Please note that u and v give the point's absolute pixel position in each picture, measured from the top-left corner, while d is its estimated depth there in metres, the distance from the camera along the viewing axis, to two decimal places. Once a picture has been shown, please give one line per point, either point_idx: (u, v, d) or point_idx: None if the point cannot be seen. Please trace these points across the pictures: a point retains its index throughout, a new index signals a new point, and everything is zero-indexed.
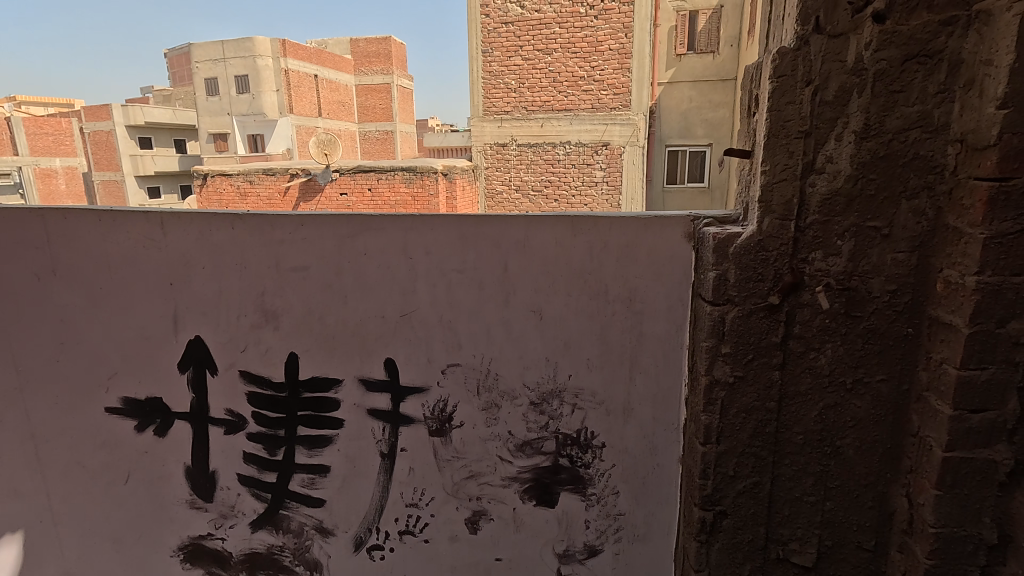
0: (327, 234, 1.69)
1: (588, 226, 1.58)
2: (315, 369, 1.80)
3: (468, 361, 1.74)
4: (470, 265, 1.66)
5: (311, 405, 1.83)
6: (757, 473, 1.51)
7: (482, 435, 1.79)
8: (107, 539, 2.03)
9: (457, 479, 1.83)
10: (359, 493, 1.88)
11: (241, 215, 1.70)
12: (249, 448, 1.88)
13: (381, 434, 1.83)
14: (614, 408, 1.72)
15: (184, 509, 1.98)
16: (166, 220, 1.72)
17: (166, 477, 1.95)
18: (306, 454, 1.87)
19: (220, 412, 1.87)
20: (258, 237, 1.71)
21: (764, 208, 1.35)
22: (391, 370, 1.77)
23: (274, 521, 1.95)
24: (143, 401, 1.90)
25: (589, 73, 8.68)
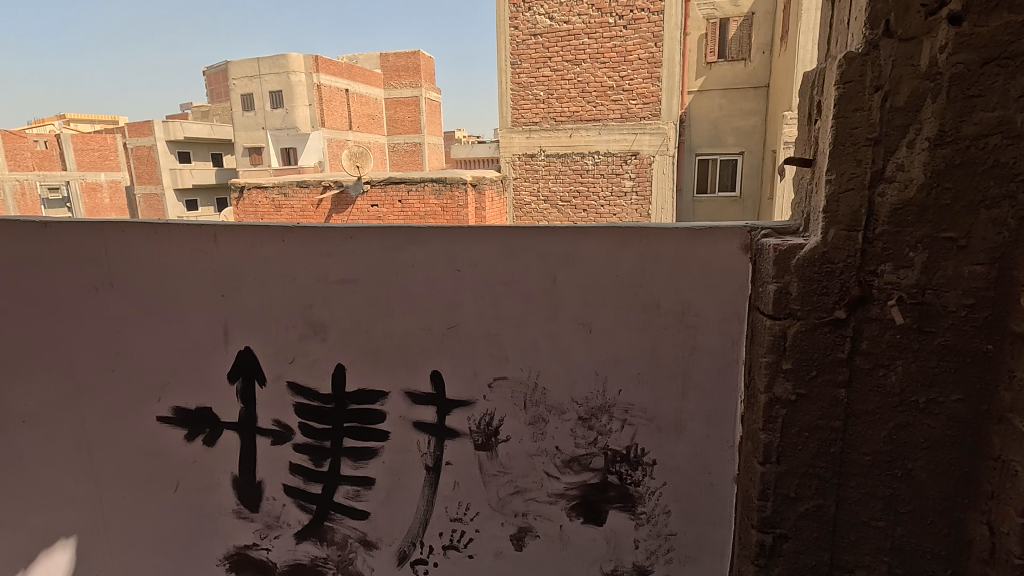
0: (374, 247, 1.69)
1: (639, 238, 1.55)
2: (361, 381, 1.80)
3: (515, 375, 1.71)
4: (517, 278, 1.64)
5: (357, 417, 1.83)
6: (821, 496, 1.44)
7: (529, 450, 1.76)
8: (156, 546, 2.06)
9: (502, 494, 1.81)
10: (404, 507, 1.87)
11: (290, 227, 1.71)
12: (295, 459, 1.89)
13: (426, 447, 1.81)
14: (665, 424, 1.67)
15: (230, 519, 1.99)
16: (217, 233, 1.75)
17: (214, 486, 1.97)
18: (351, 466, 1.87)
19: (268, 423, 1.89)
20: (307, 250, 1.72)
21: (829, 219, 1.30)
22: (437, 383, 1.76)
23: (319, 532, 1.95)
24: (193, 410, 1.92)
25: (618, 83, 8.65)
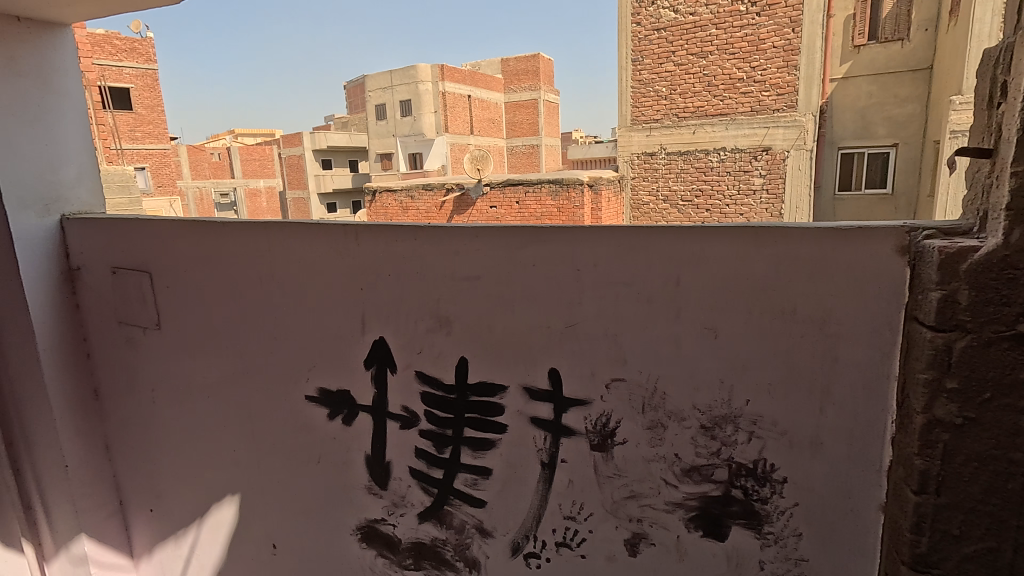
0: (499, 246, 1.76)
1: (774, 238, 1.45)
2: (482, 375, 1.88)
3: (634, 377, 1.68)
4: (639, 278, 1.61)
5: (478, 409, 1.91)
6: (993, 537, 1.27)
7: (646, 456, 1.72)
8: (301, 510, 2.33)
9: (617, 498, 1.79)
10: (519, 499, 1.92)
11: (422, 226, 1.83)
12: (420, 444, 2.02)
13: (543, 443, 1.85)
14: (799, 440, 1.54)
15: (363, 493, 2.18)
16: (360, 232, 1.92)
17: (350, 462, 2.17)
18: (471, 455, 1.96)
19: (397, 408, 2.03)
20: (436, 248, 1.83)
21: (1013, 218, 1.13)
22: (554, 380, 1.78)
23: (439, 515, 2.07)
24: (334, 392, 2.13)
25: (748, 75, 8.14)
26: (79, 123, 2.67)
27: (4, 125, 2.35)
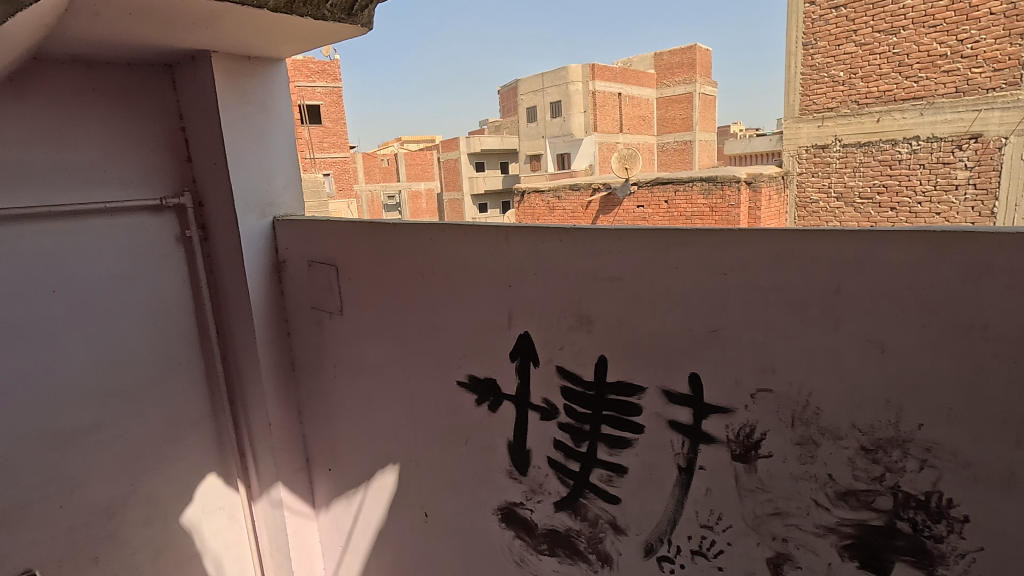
0: (642, 248, 1.77)
1: (961, 244, 1.28)
2: (621, 374, 1.91)
3: (782, 389, 1.60)
4: (792, 285, 1.53)
5: (615, 407, 1.95)
6: None
7: (794, 472, 1.63)
8: (450, 485, 2.56)
9: (760, 513, 1.71)
10: (653, 501, 1.92)
11: (567, 228, 1.91)
12: (558, 436, 2.12)
13: (680, 447, 1.83)
14: (986, 476, 1.35)
15: (504, 477, 2.34)
16: (509, 233, 2.06)
17: (494, 447, 2.34)
18: (607, 452, 2.01)
19: (538, 400, 2.15)
20: (580, 249, 1.90)
21: None
22: (695, 385, 1.76)
23: (574, 507, 2.15)
24: (482, 380, 2.32)
25: (953, 50, 6.96)
26: (286, 140, 3.19)
27: (237, 145, 2.94)
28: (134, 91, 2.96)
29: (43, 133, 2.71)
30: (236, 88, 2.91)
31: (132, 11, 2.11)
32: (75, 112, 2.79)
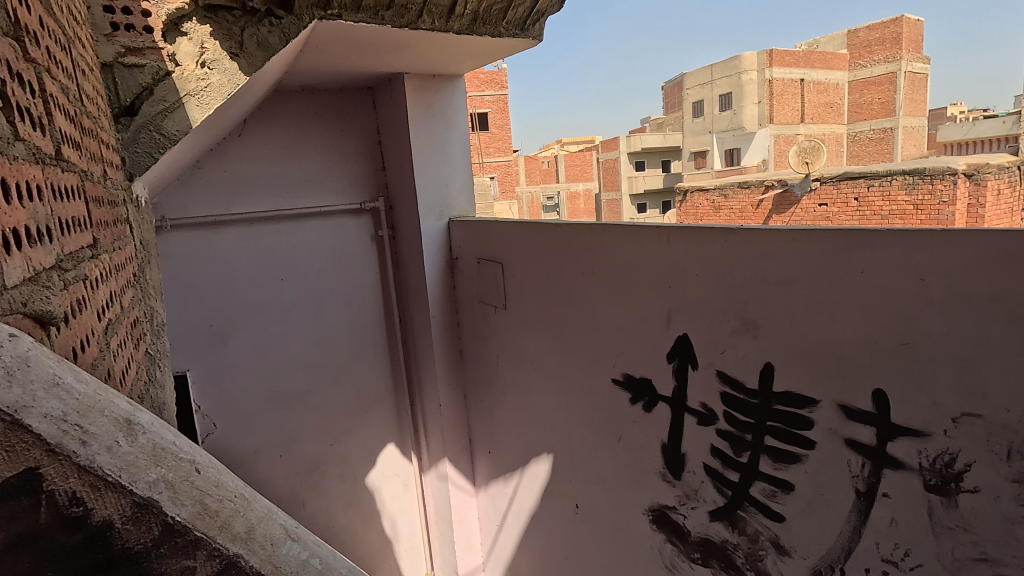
0: (820, 249, 1.63)
1: None
2: (791, 384, 1.76)
3: (996, 415, 1.37)
4: (1014, 294, 1.30)
5: (782, 419, 1.81)
6: None
7: (1008, 514, 1.39)
8: (603, 480, 2.62)
9: (959, 555, 1.48)
10: (824, 525, 1.76)
11: (734, 228, 1.83)
12: (716, 443, 2.03)
13: (859, 469, 1.64)
14: None
15: (658, 479, 2.33)
16: (672, 233, 2.03)
17: (648, 447, 2.34)
18: (770, 466, 1.87)
19: (695, 404, 2.09)
20: (748, 250, 1.80)
21: None
22: (880, 403, 1.56)
23: (731, 519, 2.05)
24: (637, 379, 2.32)
25: None
26: (462, 148, 3.51)
27: (422, 154, 3.33)
28: (344, 111, 3.50)
29: (279, 151, 3.34)
30: (422, 104, 3.29)
31: (347, 45, 2.52)
32: (302, 132, 3.39)
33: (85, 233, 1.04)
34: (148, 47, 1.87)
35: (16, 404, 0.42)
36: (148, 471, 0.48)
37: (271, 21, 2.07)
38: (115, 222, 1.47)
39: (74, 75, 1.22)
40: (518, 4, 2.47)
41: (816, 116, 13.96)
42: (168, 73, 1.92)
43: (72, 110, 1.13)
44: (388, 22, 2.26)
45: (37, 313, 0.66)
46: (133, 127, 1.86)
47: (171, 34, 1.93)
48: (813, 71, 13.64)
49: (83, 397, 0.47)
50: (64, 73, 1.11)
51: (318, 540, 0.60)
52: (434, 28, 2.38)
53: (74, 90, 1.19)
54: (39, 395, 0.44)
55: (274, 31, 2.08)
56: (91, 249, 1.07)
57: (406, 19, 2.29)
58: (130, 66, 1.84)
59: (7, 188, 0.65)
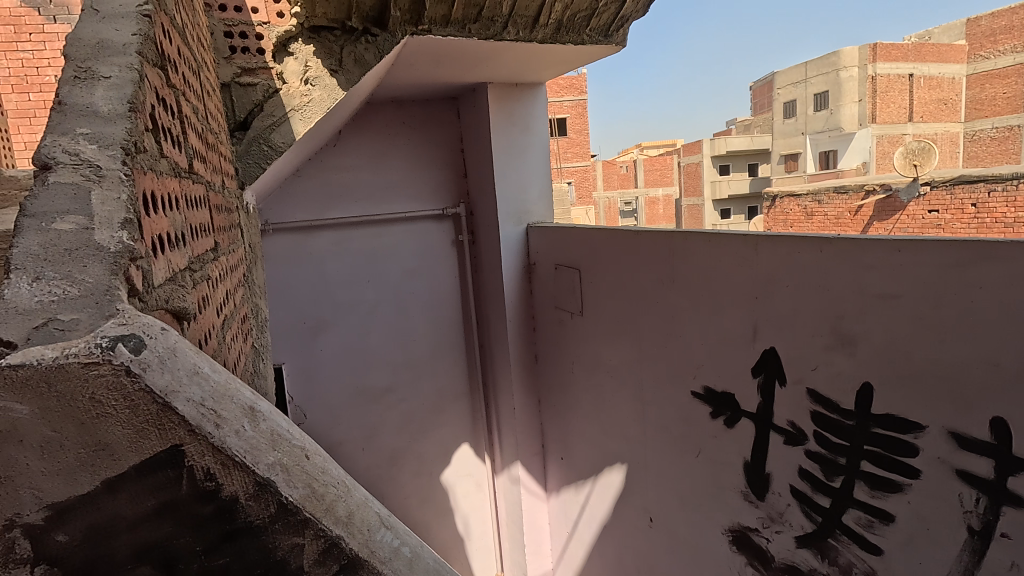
0: (929, 261, 1.50)
1: None
2: (892, 406, 1.63)
3: None
4: None
5: (882, 443, 1.68)
6: None
7: None
8: (679, 494, 2.54)
9: None
10: (929, 564, 1.61)
11: (831, 237, 1.72)
12: (805, 465, 1.92)
13: (973, 505, 1.49)
14: None
15: (738, 498, 2.22)
16: (760, 241, 1.94)
17: (729, 463, 2.24)
18: (867, 493, 1.74)
19: (783, 422, 1.98)
20: (845, 260, 1.69)
21: None
22: (999, 432, 1.41)
23: (821, 547, 1.92)
24: (718, 393, 2.23)
25: None
26: (541, 155, 3.55)
27: (503, 161, 3.40)
28: (429, 120, 3.65)
29: (369, 159, 3.54)
30: (504, 112, 3.36)
31: (435, 58, 2.63)
32: (390, 142, 3.56)
33: (208, 237, 1.16)
34: (260, 67, 2.07)
35: (166, 388, 0.48)
36: (268, 454, 0.53)
37: (368, 38, 2.20)
38: (230, 226, 1.63)
39: (201, 96, 1.37)
40: (602, 12, 2.47)
41: (929, 113, 12.28)
42: (277, 90, 2.11)
43: (200, 128, 1.27)
44: (476, 34, 2.33)
45: (176, 309, 0.75)
46: (246, 141, 2.08)
47: (280, 54, 2.11)
48: (925, 66, 12.21)
49: (217, 386, 0.53)
50: (194, 95, 1.25)
51: (408, 530, 0.64)
52: (518, 39, 2.43)
53: (202, 109, 1.33)
54: (183, 381, 0.50)
55: (370, 47, 2.21)
56: (212, 251, 1.19)
57: (491, 31, 2.35)
58: (245, 85, 2.06)
59: (155, 199, 0.75)
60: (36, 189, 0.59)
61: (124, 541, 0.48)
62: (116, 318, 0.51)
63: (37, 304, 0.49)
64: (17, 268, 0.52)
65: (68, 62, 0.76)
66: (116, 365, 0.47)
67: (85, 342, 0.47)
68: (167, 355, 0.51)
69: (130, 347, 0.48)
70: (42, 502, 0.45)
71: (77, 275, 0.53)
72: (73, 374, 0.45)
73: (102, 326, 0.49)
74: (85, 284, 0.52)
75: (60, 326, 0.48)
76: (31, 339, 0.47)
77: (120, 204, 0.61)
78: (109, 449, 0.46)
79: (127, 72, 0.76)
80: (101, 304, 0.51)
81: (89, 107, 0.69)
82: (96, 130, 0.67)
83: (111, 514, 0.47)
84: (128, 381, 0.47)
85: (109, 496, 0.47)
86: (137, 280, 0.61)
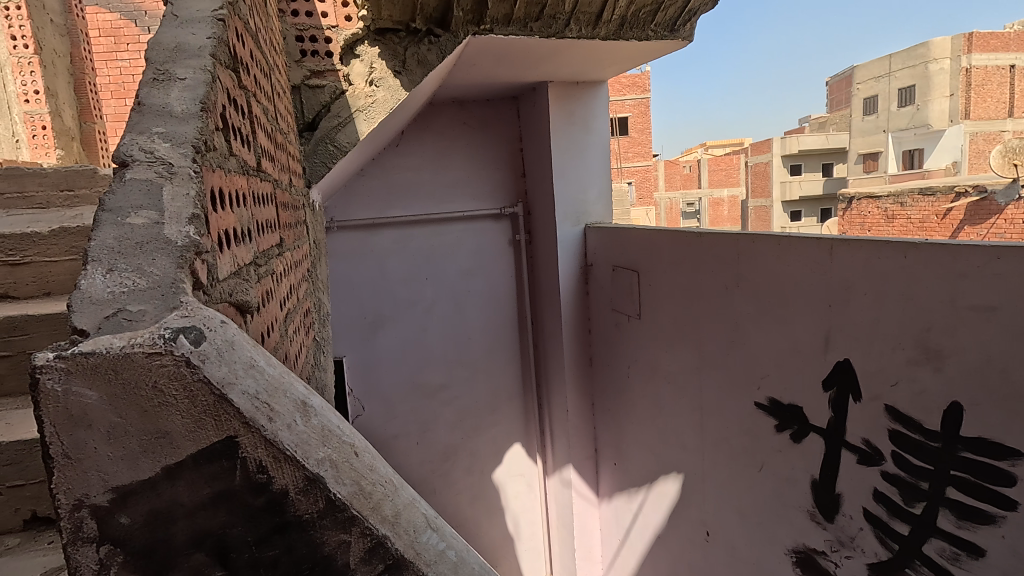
0: None
1: None
2: (985, 430, 1.48)
3: None
4: None
5: (971, 470, 1.53)
6: None
7: None
8: (739, 509, 2.42)
9: None
10: None
11: (917, 242, 1.58)
12: (881, 487, 1.78)
13: None
14: None
15: (804, 517, 2.09)
16: (835, 246, 1.82)
17: (795, 481, 2.11)
18: (952, 523, 1.60)
19: (856, 440, 1.84)
20: (933, 268, 1.55)
21: None
22: None
23: None
24: (785, 405, 2.11)
25: None
26: (601, 155, 3.48)
27: (561, 160, 3.37)
28: (489, 120, 3.67)
29: (430, 159, 3.59)
30: (564, 111, 3.33)
31: (496, 57, 2.63)
32: (451, 142, 3.61)
33: (274, 234, 1.20)
34: (328, 70, 2.15)
35: (223, 380, 0.49)
36: (318, 449, 0.53)
37: (431, 39, 2.23)
38: (296, 223, 1.69)
39: (271, 97, 1.42)
40: (669, 6, 2.37)
41: None
42: (343, 91, 2.17)
43: (270, 128, 1.32)
44: (537, 33, 2.30)
45: (239, 302, 0.78)
46: (313, 141, 2.16)
47: (347, 56, 2.17)
48: None
49: (271, 380, 0.54)
50: (265, 97, 1.30)
51: (454, 533, 0.63)
52: (580, 36, 2.39)
53: (272, 111, 1.39)
54: (239, 374, 0.52)
55: (432, 48, 2.24)
56: (277, 248, 1.24)
57: (553, 29, 2.32)
58: (314, 87, 2.14)
59: (222, 195, 0.78)
60: (113, 185, 0.62)
61: (180, 528, 0.49)
62: (179, 310, 0.52)
63: (110, 295, 0.52)
64: (93, 259, 0.55)
65: (148, 65, 0.80)
66: (177, 355, 0.48)
67: (150, 332, 0.49)
68: (225, 348, 0.52)
69: (190, 339, 0.50)
70: (108, 485, 0.47)
71: (146, 267, 0.55)
72: (138, 363, 0.47)
73: (166, 317, 0.51)
74: (153, 277, 0.54)
75: (128, 316, 0.50)
76: (102, 328, 0.49)
77: (189, 200, 0.64)
78: (169, 437, 0.48)
79: (200, 73, 0.79)
80: (167, 296, 0.53)
81: (165, 108, 0.73)
82: (170, 129, 0.70)
83: (170, 500, 0.48)
84: (188, 372, 0.48)
85: (168, 483, 0.48)
86: (202, 274, 0.63)
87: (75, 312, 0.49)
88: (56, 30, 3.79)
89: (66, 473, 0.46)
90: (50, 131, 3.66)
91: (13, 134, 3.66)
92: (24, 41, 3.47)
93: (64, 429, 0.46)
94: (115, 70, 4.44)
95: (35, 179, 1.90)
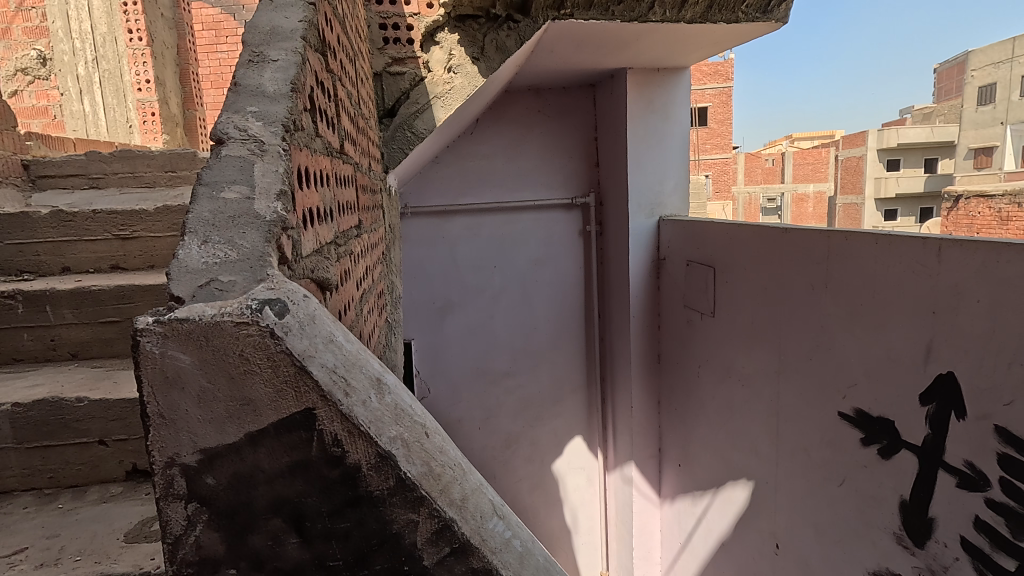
0: None
1: None
2: None
3: None
4: None
5: None
6: None
7: None
8: (815, 524, 2.28)
9: None
10: None
11: None
12: (985, 516, 1.61)
13: None
14: None
15: (889, 540, 1.93)
16: (944, 246, 1.64)
17: (880, 500, 1.95)
18: None
19: (957, 461, 1.67)
20: None
21: None
22: None
23: None
24: (874, 418, 1.94)
25: None
26: (679, 145, 3.35)
27: (637, 148, 3.27)
28: (564, 108, 3.61)
29: (505, 147, 3.59)
30: (642, 98, 3.22)
31: (575, 43, 2.58)
32: (525, 130, 3.59)
33: (353, 215, 1.24)
34: (409, 57, 2.18)
35: (304, 352, 0.50)
36: (391, 427, 0.54)
37: (510, 25, 2.17)
38: (374, 206, 1.73)
39: (355, 82, 1.46)
40: None
41: None
42: (423, 78, 2.20)
43: (353, 113, 1.35)
44: (619, 16, 2.21)
45: (319, 279, 0.80)
46: (392, 127, 2.21)
47: (427, 43, 2.20)
48: None
49: (349, 355, 0.55)
50: (350, 82, 1.33)
51: (521, 523, 0.62)
52: (664, 19, 2.28)
53: (356, 96, 1.42)
54: (320, 347, 0.52)
55: (512, 34, 2.18)
56: (356, 229, 1.28)
57: (636, 12, 2.22)
58: (394, 74, 2.19)
59: (309, 175, 0.81)
60: (211, 161, 0.65)
61: (261, 492, 0.51)
62: (266, 283, 0.54)
63: (203, 265, 0.54)
64: (190, 231, 0.57)
65: (245, 47, 0.83)
66: (263, 326, 0.49)
67: (239, 303, 0.51)
68: (307, 321, 0.53)
69: (275, 311, 0.51)
70: (197, 447, 0.49)
71: (237, 240, 0.57)
72: (227, 332, 0.49)
73: (254, 289, 0.53)
74: (243, 249, 0.56)
75: (220, 286, 0.52)
76: (196, 296, 0.51)
77: (277, 176, 0.66)
78: (253, 405, 0.49)
79: (292, 55, 0.82)
80: (255, 268, 0.55)
81: (259, 88, 0.75)
82: (263, 108, 0.73)
83: (252, 465, 0.50)
84: (272, 343, 0.49)
85: (251, 449, 0.50)
86: (287, 250, 0.65)
87: (173, 280, 0.52)
88: (164, 23, 4.10)
89: (161, 432, 0.49)
90: (158, 118, 3.98)
91: (127, 121, 3.99)
92: (138, 35, 3.81)
93: (160, 391, 0.48)
94: (215, 61, 4.75)
95: (145, 160, 2.06)
